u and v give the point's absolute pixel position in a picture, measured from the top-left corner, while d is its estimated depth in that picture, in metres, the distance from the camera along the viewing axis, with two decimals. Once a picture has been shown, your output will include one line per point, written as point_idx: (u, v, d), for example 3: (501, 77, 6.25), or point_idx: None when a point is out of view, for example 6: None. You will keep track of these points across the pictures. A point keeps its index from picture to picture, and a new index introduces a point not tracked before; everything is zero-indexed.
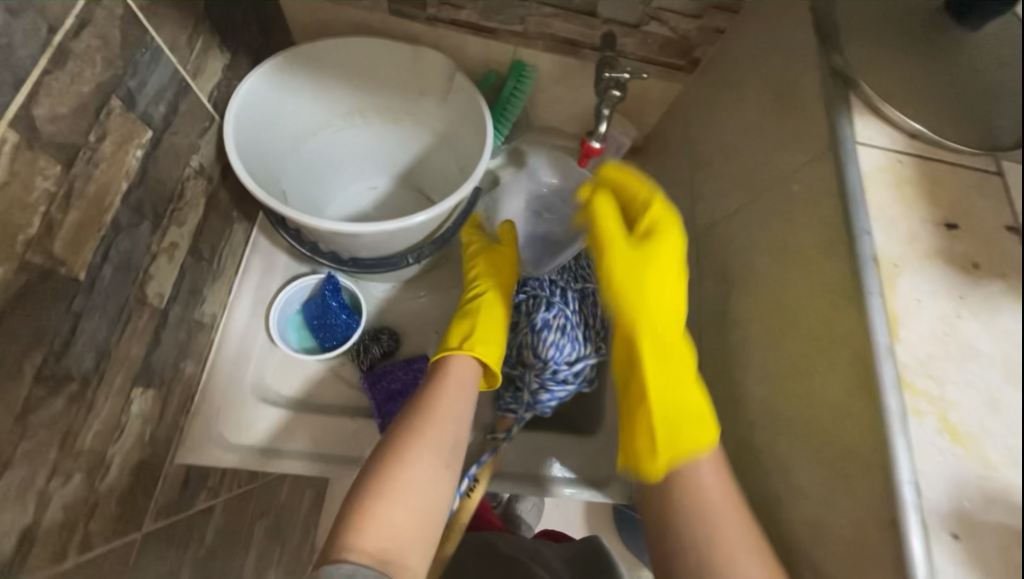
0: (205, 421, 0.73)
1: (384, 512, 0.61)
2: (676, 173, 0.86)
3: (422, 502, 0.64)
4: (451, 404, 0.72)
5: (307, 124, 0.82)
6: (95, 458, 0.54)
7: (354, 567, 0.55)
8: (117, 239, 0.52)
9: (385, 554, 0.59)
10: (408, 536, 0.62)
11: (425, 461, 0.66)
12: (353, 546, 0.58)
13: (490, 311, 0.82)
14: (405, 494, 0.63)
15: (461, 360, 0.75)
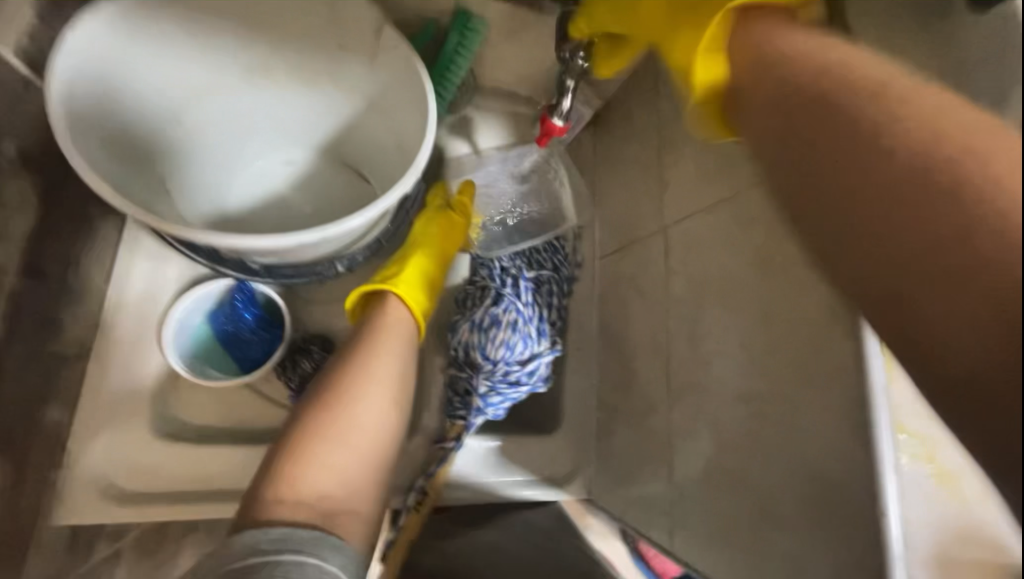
0: (89, 470, 0.60)
1: (326, 452, 0.53)
2: (641, 152, 0.79)
3: (366, 451, 0.55)
4: (396, 338, 0.62)
5: (186, 80, 0.64)
6: None
7: (286, 529, 0.44)
8: None
9: (326, 503, 0.50)
10: (358, 485, 0.53)
11: (367, 400, 0.57)
12: (283, 499, 0.48)
13: (430, 267, 0.73)
14: (347, 437, 0.54)
15: (395, 308, 0.65)
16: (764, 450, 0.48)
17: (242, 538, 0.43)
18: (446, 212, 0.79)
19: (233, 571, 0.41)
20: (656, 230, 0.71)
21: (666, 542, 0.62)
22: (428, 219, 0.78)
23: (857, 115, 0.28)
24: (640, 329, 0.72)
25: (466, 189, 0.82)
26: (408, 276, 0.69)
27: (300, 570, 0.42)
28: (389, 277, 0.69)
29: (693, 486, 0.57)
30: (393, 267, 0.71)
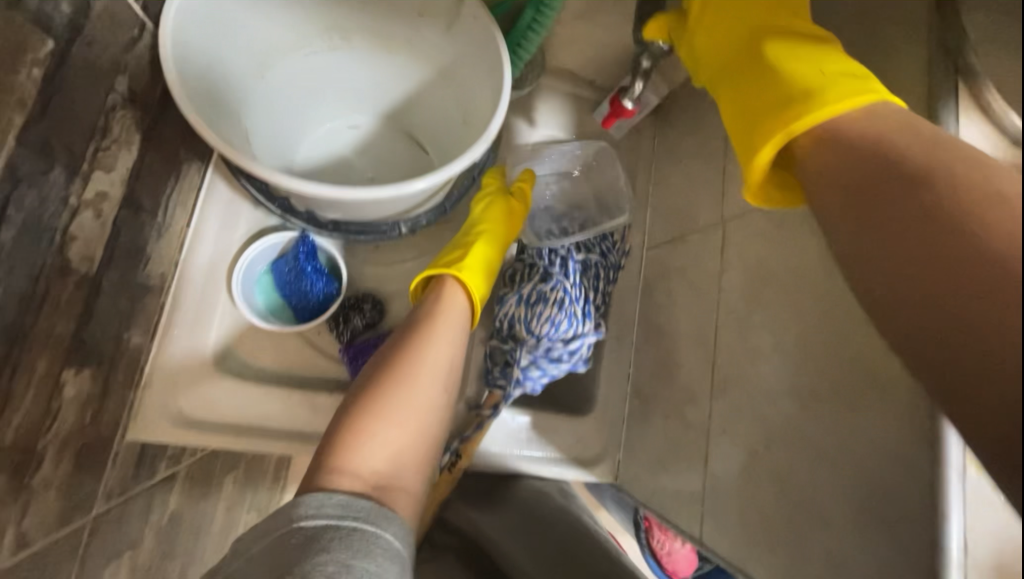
0: (158, 394, 0.65)
1: (381, 429, 0.55)
2: (704, 143, 0.77)
3: (416, 436, 0.57)
4: (451, 325, 0.64)
5: (275, 39, 0.68)
6: (23, 446, 0.46)
7: (347, 497, 0.48)
8: (15, 191, 0.39)
9: (379, 478, 0.53)
10: (406, 463, 0.56)
11: (420, 387, 0.59)
12: (344, 469, 0.51)
13: (487, 253, 0.74)
14: (400, 415, 0.57)
15: (453, 288, 0.67)
16: (816, 450, 0.47)
17: (307, 500, 0.47)
18: (505, 198, 0.79)
19: (297, 531, 0.44)
20: (714, 223, 0.70)
21: (696, 530, 0.62)
22: (487, 203, 0.79)
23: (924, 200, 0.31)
24: (686, 322, 0.72)
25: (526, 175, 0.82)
26: (470, 261, 0.70)
27: (359, 535, 0.45)
28: (451, 261, 0.71)
29: (730, 476, 0.58)
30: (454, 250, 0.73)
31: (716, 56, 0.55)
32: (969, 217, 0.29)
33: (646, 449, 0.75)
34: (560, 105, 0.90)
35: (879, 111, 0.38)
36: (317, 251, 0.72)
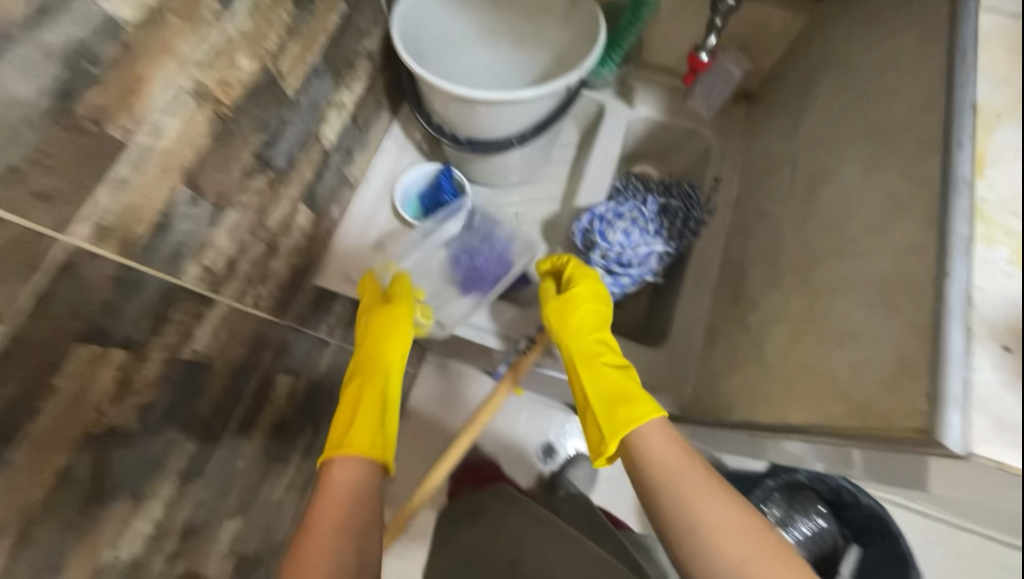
0: (338, 260, 0.94)
1: None
2: (787, 104, 0.86)
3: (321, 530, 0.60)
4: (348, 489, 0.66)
5: (449, 34, 0.95)
6: (272, 238, 0.75)
7: None
8: (313, 79, 0.71)
9: None
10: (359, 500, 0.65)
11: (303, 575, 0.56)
12: None
13: (370, 406, 0.77)
14: None
15: (344, 465, 0.68)
16: (850, 287, 0.51)
17: None
18: (387, 309, 0.86)
19: None
20: (788, 158, 0.77)
21: (747, 414, 0.64)
22: (371, 323, 0.85)
23: (696, 515, 0.56)
24: (757, 246, 0.78)
25: (400, 281, 0.90)
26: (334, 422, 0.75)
27: None
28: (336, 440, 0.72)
29: (780, 351, 0.60)
30: (354, 374, 0.83)
31: (573, 335, 0.79)
32: (697, 508, 0.56)
33: (713, 368, 0.79)
34: (657, 92, 1.07)
35: (658, 439, 0.63)
36: (453, 175, 1.00)
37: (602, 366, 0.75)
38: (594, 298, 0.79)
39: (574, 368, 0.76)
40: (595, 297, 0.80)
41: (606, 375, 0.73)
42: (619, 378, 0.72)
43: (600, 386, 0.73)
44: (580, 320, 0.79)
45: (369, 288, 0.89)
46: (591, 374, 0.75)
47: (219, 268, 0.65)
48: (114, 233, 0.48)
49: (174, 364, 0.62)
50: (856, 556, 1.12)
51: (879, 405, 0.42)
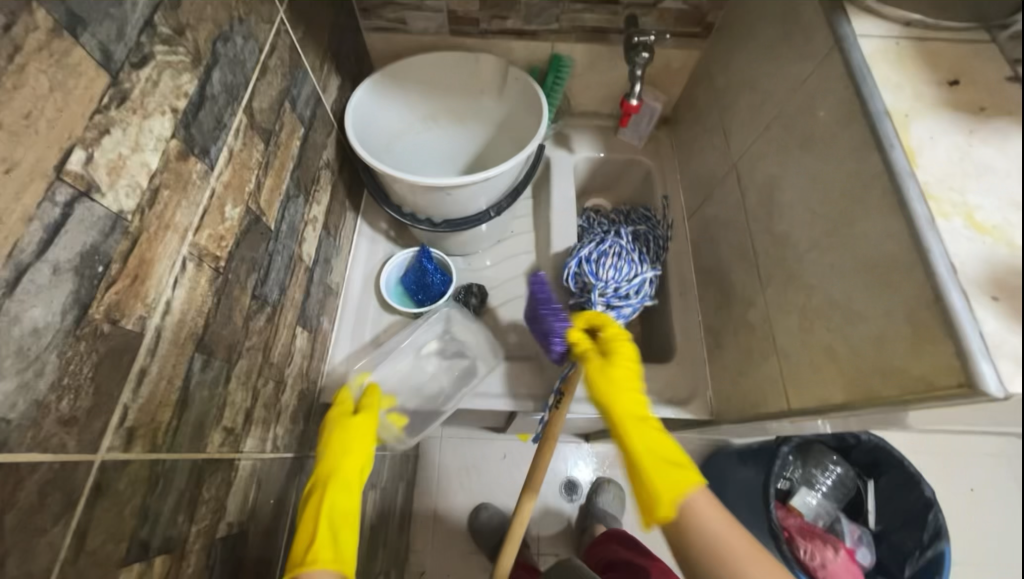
0: (339, 370, 0.90)
1: None
2: (706, 123, 0.99)
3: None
4: None
5: (394, 127, 1.00)
6: (279, 372, 0.70)
7: None
8: (288, 204, 0.70)
9: None
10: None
11: None
12: None
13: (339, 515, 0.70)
14: None
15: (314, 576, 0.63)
16: (839, 273, 0.58)
17: None
18: (350, 420, 0.78)
19: None
20: (729, 170, 0.88)
21: (783, 403, 0.69)
22: (337, 433, 0.77)
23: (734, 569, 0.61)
24: (729, 250, 0.87)
25: (374, 391, 0.84)
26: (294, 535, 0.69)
27: None
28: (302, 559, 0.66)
29: (795, 340, 0.67)
30: (317, 483, 0.73)
31: (617, 398, 0.75)
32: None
33: (728, 367, 0.85)
34: (590, 134, 1.17)
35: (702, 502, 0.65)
36: (432, 255, 0.99)
37: (647, 440, 0.72)
38: (632, 384, 0.76)
39: (636, 470, 0.70)
40: (625, 374, 0.77)
41: (649, 439, 0.72)
42: (646, 432, 0.73)
43: (639, 446, 0.71)
44: (626, 432, 0.72)
45: (342, 401, 0.82)
46: (634, 431, 0.72)
47: (239, 425, 0.60)
48: (141, 430, 0.43)
49: (213, 546, 0.56)
50: (875, 491, 1.23)
51: (909, 368, 0.48)
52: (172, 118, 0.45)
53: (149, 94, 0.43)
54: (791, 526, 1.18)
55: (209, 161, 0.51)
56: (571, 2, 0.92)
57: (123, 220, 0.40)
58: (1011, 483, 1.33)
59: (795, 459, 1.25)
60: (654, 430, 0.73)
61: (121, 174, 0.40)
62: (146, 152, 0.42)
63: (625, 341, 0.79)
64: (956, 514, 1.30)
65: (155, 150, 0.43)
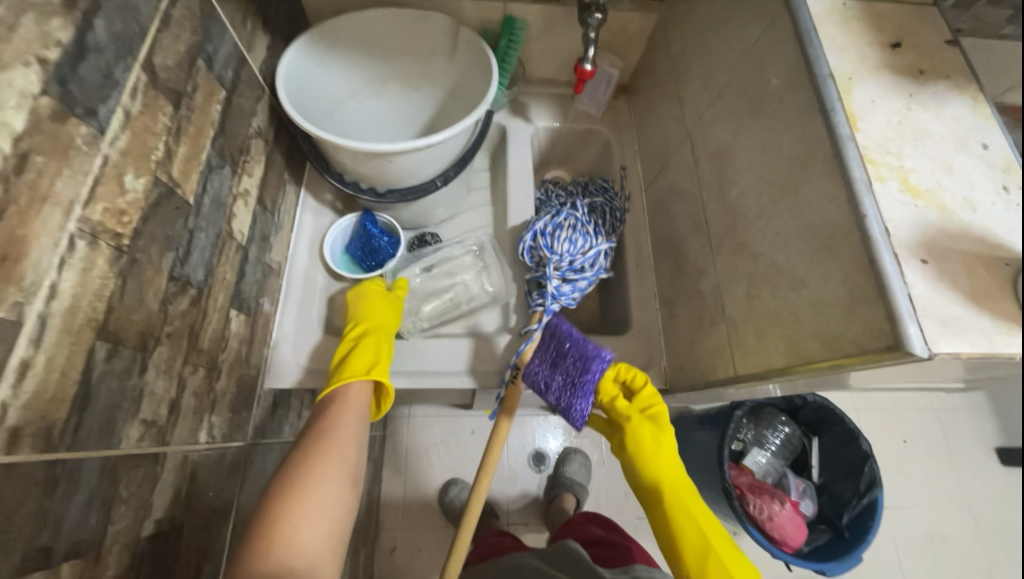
0: (285, 353, 0.85)
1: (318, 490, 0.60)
2: (663, 92, 0.97)
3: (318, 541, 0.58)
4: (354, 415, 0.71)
5: (336, 92, 0.93)
6: (211, 359, 0.65)
7: None
8: (210, 175, 0.63)
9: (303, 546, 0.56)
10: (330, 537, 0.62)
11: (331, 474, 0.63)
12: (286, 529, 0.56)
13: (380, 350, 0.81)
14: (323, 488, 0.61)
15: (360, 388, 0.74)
16: (784, 241, 0.58)
17: None
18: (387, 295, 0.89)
19: None
20: (683, 139, 0.87)
21: (730, 370, 0.71)
22: (370, 301, 0.87)
23: None
24: (683, 220, 0.86)
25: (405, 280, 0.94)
26: (347, 363, 0.77)
27: None
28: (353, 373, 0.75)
29: (742, 308, 0.68)
30: (364, 326, 0.84)
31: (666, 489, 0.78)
32: None
33: (682, 338, 0.86)
34: (548, 103, 1.13)
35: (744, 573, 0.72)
36: (377, 219, 0.95)
37: (679, 493, 0.77)
38: (661, 429, 0.79)
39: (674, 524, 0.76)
40: (654, 426, 0.79)
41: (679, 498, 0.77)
42: (679, 481, 0.78)
43: (677, 507, 0.77)
44: (685, 546, 0.75)
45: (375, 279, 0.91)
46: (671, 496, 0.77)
47: (163, 417, 0.55)
48: (31, 429, 0.39)
49: (139, 545, 0.52)
50: (818, 447, 1.32)
51: (845, 332, 0.49)
52: (40, 71, 0.39)
53: (4, 40, 0.36)
54: (743, 484, 1.23)
55: (98, 124, 0.44)
56: None
57: None
58: (936, 434, 1.45)
59: (748, 421, 1.30)
60: (699, 505, 0.77)
61: None
62: (6, 110, 0.36)
63: (659, 404, 0.80)
64: (889, 466, 1.40)
65: (19, 108, 0.37)
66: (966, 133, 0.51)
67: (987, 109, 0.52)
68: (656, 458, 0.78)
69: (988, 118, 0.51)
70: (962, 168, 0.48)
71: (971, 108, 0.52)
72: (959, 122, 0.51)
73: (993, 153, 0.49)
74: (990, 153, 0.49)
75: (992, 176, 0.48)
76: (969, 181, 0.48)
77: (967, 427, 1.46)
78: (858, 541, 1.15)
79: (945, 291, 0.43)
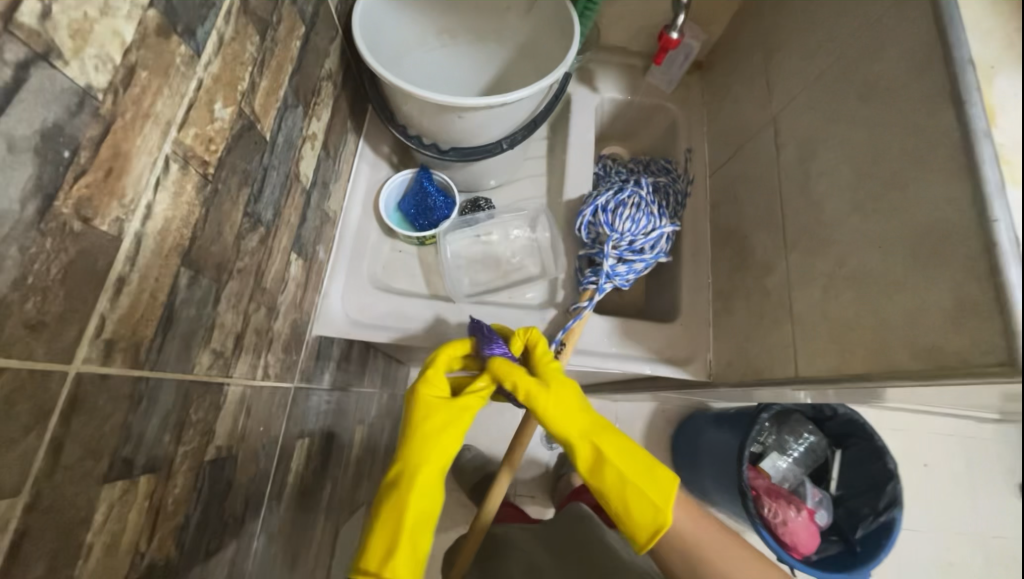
0: (335, 302, 0.85)
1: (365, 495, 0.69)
2: (747, 70, 0.90)
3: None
4: None
5: (404, 39, 0.90)
6: (272, 300, 0.66)
7: None
8: (285, 112, 0.62)
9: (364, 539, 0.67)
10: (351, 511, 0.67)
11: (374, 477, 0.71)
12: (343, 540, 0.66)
13: (419, 503, 0.68)
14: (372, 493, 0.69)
15: None
16: (881, 242, 0.55)
17: None
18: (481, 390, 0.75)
19: None
20: (766, 123, 0.81)
21: (790, 370, 0.68)
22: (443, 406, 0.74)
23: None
24: (753, 210, 0.82)
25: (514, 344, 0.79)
26: (367, 552, 0.66)
27: None
28: (376, 566, 0.65)
29: (814, 308, 0.64)
30: (414, 454, 0.71)
31: (569, 427, 0.73)
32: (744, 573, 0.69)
33: (735, 332, 0.83)
34: (617, 73, 1.08)
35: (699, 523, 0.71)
36: (434, 177, 0.94)
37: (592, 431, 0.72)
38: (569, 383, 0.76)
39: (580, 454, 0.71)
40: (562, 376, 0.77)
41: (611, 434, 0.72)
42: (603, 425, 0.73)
43: (607, 442, 0.71)
44: (580, 464, 0.72)
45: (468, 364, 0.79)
46: (597, 432, 0.72)
47: (229, 350, 0.56)
48: (121, 344, 0.39)
49: (201, 468, 0.54)
50: (841, 459, 1.30)
51: (945, 344, 0.46)
52: None
53: None
54: (759, 487, 1.22)
55: (195, 44, 0.43)
56: None
57: (92, 99, 0.34)
58: (965, 460, 1.40)
59: (771, 425, 1.27)
60: (617, 437, 0.72)
61: (88, 40, 0.33)
62: (117, 18, 0.35)
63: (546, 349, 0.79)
64: (911, 485, 1.37)
65: (130, 17, 0.36)
66: None
67: None
68: (556, 413, 0.73)
69: None
70: None
71: None
72: None
73: None
74: None
75: None
76: None
77: (1000, 459, 1.41)
78: (870, 556, 1.13)
79: None
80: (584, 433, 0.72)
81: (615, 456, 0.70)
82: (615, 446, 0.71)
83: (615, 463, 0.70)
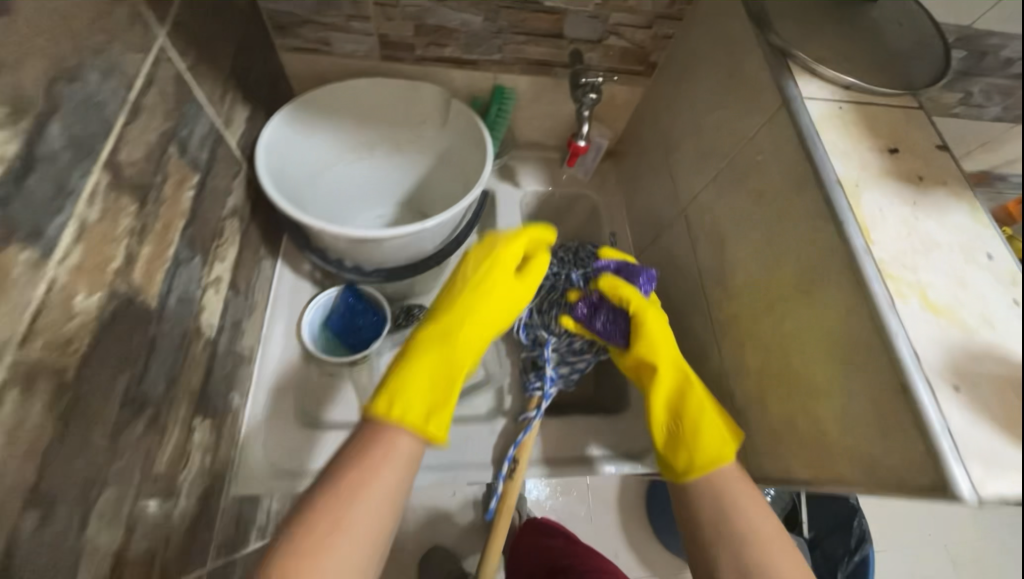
0: (255, 452, 0.75)
1: (352, 512, 0.53)
2: (652, 162, 0.97)
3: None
4: (400, 451, 0.58)
5: (320, 159, 0.89)
6: (169, 483, 0.56)
7: None
8: (177, 270, 0.56)
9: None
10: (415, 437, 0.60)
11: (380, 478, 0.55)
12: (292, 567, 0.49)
13: (433, 352, 0.67)
14: (351, 534, 0.52)
15: (397, 450, 0.58)
16: (799, 344, 0.57)
17: None
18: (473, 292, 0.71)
19: None
20: (677, 214, 0.86)
21: (745, 465, 0.67)
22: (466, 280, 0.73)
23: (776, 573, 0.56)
24: (681, 296, 0.84)
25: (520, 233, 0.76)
26: (400, 397, 0.62)
27: None
28: (372, 406, 0.62)
29: (756, 401, 0.65)
30: (448, 320, 0.69)
31: (654, 353, 0.73)
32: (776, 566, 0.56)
33: None
34: (535, 167, 1.12)
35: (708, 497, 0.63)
36: (361, 292, 0.86)
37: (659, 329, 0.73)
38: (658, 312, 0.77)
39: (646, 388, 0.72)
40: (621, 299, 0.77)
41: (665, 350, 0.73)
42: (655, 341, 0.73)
43: (665, 374, 0.71)
44: (651, 408, 0.70)
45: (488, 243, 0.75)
46: (638, 340, 0.75)
47: (105, 576, 0.45)
48: None
49: None
50: None
51: (876, 455, 0.46)
52: None
53: None
54: None
55: (44, 245, 0.38)
56: (513, 33, 0.86)
57: None
58: None
59: None
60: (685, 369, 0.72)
61: None
62: None
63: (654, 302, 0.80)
64: None
65: None
66: (970, 242, 0.51)
67: (983, 216, 0.53)
68: (653, 345, 0.73)
69: (988, 227, 0.52)
70: (974, 282, 0.48)
71: (969, 216, 0.53)
72: (961, 230, 0.52)
73: (998, 263, 0.50)
74: (996, 263, 0.50)
75: (1004, 289, 0.48)
76: (983, 295, 0.47)
77: None
78: None
79: (984, 422, 0.41)
80: (646, 352, 0.73)
81: (695, 391, 0.68)
82: (666, 351, 0.73)
83: (698, 390, 0.68)
